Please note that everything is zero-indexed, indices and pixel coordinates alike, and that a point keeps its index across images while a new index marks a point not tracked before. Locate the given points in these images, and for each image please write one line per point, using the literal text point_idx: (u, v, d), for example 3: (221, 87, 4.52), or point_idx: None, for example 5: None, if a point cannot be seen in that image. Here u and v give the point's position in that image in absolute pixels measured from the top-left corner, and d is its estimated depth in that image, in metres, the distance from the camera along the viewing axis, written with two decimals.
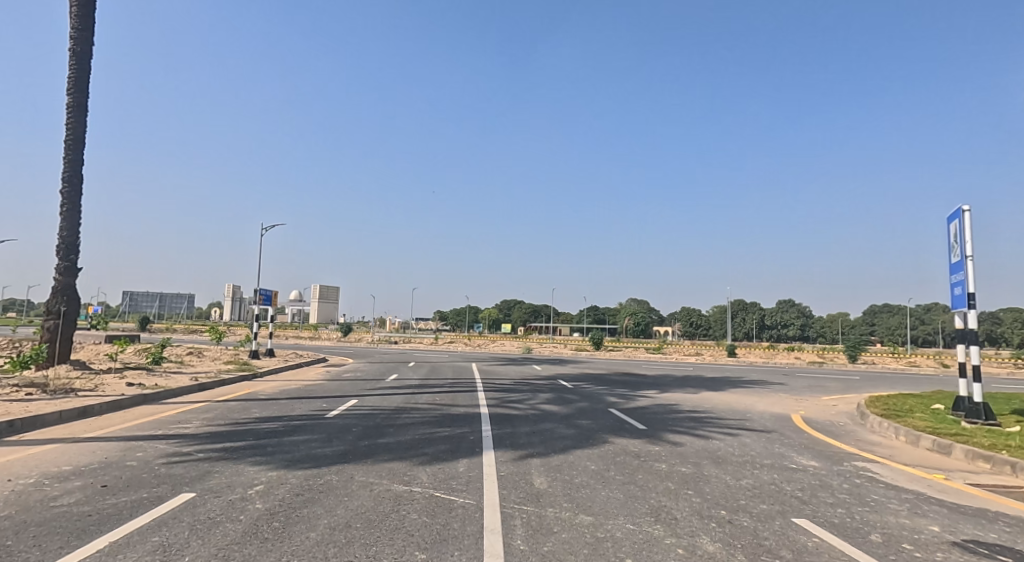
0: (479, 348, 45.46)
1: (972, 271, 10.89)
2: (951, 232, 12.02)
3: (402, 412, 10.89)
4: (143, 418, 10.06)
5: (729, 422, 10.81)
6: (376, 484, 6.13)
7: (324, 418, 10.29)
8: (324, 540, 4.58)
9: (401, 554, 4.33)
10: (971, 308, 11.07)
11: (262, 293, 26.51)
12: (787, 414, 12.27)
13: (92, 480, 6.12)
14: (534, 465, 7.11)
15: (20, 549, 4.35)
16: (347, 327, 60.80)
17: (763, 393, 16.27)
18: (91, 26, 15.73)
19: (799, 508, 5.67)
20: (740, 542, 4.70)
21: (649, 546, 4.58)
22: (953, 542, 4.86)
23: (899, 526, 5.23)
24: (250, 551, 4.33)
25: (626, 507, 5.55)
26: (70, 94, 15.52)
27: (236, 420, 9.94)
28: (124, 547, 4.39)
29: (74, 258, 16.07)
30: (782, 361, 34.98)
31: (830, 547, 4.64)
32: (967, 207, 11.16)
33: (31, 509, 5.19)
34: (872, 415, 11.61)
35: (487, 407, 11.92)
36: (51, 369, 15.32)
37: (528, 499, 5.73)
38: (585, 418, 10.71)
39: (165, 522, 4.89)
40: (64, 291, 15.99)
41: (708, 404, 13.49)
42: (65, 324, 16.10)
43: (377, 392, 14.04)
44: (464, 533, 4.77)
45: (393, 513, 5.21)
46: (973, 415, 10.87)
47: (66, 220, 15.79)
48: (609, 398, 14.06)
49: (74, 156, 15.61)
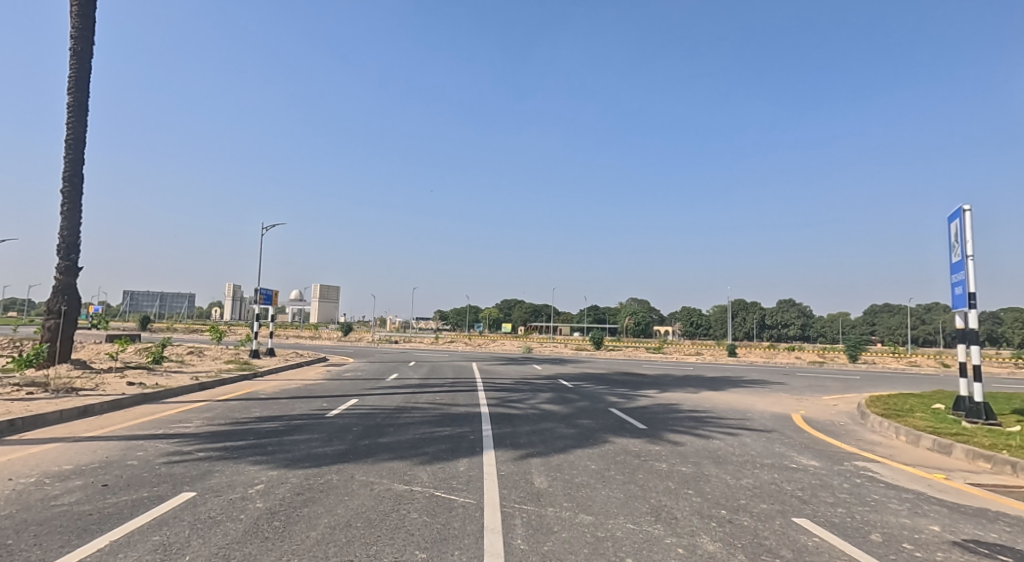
0: (479, 347, 45.43)
1: (972, 270, 10.93)
2: (951, 232, 12.03)
3: (402, 412, 10.86)
4: (144, 418, 10.00)
5: (729, 421, 10.78)
6: (377, 483, 6.13)
7: (324, 418, 10.28)
8: (324, 539, 4.58)
9: (401, 554, 4.33)
10: (971, 308, 11.08)
11: (262, 292, 26.48)
12: (787, 414, 12.24)
13: (92, 480, 6.12)
14: (535, 465, 7.10)
15: (20, 548, 4.34)
16: (347, 327, 60.72)
17: (763, 393, 16.21)
18: (90, 26, 15.72)
19: (799, 508, 5.66)
20: (740, 542, 4.69)
21: (649, 546, 4.58)
22: (954, 542, 4.85)
23: (899, 526, 5.23)
24: (250, 551, 4.33)
25: (627, 507, 5.54)
26: (71, 93, 15.52)
27: (236, 419, 9.92)
28: (124, 546, 4.39)
29: (74, 257, 16.06)
30: (782, 361, 34.94)
31: (830, 547, 4.64)
32: (967, 206, 11.16)
33: (31, 509, 5.19)
34: (872, 415, 11.59)
35: (488, 407, 11.90)
36: (52, 368, 15.32)
37: (529, 499, 5.72)
38: (585, 418, 10.68)
39: (165, 522, 4.88)
40: (64, 290, 15.99)
41: (708, 404, 13.45)
42: (65, 324, 16.10)
43: (377, 392, 14.00)
44: (464, 533, 4.77)
45: (393, 512, 5.21)
46: (973, 414, 10.86)
47: (66, 220, 15.79)
48: (609, 398, 14.04)
49: (74, 155, 15.61)
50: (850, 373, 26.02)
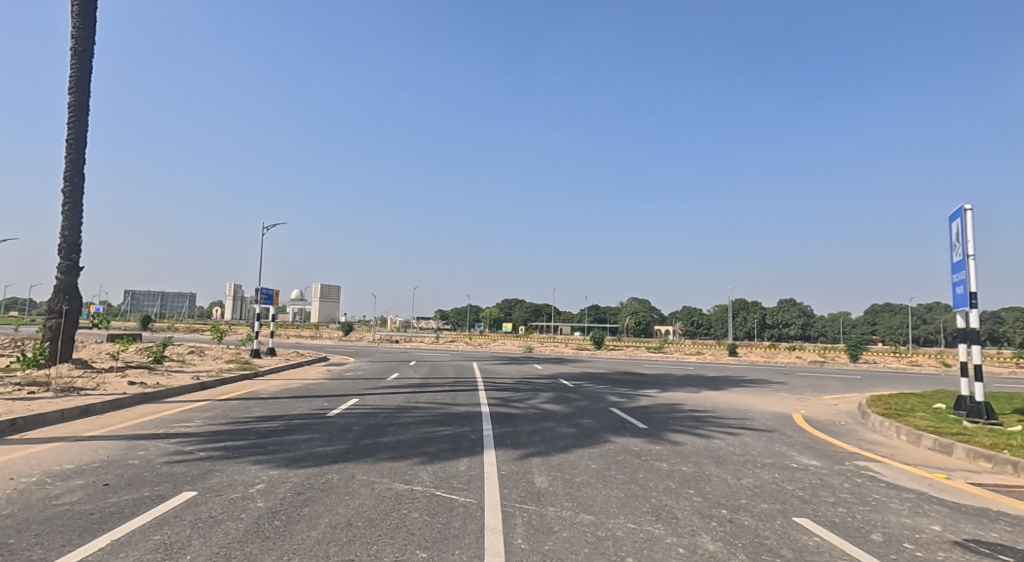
0: (479, 347, 45.21)
1: (973, 270, 10.95)
2: (952, 231, 12.02)
3: (402, 411, 10.84)
4: (144, 418, 9.99)
5: (730, 421, 10.75)
6: (377, 483, 6.12)
7: (324, 417, 10.26)
8: (325, 538, 4.59)
9: (402, 554, 4.32)
10: (972, 309, 11.09)
11: (262, 292, 26.41)
12: (788, 414, 12.20)
13: (92, 479, 6.11)
14: (535, 465, 7.09)
15: (21, 548, 4.33)
16: (347, 327, 60.53)
17: (764, 393, 16.15)
18: (91, 26, 15.73)
19: (800, 507, 5.65)
20: (740, 542, 4.69)
21: (649, 545, 4.58)
22: (954, 542, 4.84)
23: (899, 526, 5.22)
24: (250, 551, 4.32)
25: (627, 507, 5.53)
26: (71, 93, 15.53)
27: (236, 419, 9.90)
28: (125, 545, 4.39)
29: (75, 257, 16.07)
30: (782, 361, 34.76)
31: (830, 547, 4.63)
32: (968, 206, 11.15)
33: (32, 508, 5.19)
34: (872, 414, 11.59)
35: (488, 407, 11.87)
36: (53, 368, 15.30)
37: (529, 499, 5.71)
38: (586, 418, 10.65)
39: (166, 522, 4.88)
40: (65, 290, 16.00)
41: (709, 404, 13.40)
42: (66, 324, 16.11)
43: (378, 392, 13.95)
44: (465, 532, 4.77)
45: (393, 512, 5.20)
46: (975, 414, 10.85)
47: (66, 219, 15.79)
48: (610, 398, 13.98)
49: (75, 155, 15.63)
50: (851, 373, 25.90)
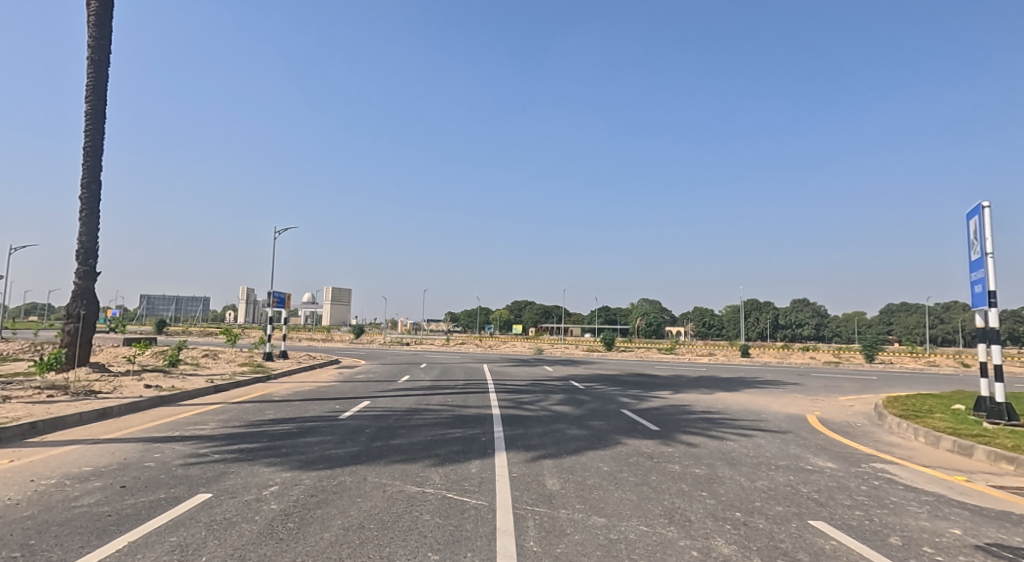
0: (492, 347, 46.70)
1: (992, 267, 10.74)
2: (971, 228, 11.72)
3: (414, 413, 10.95)
4: (163, 418, 10.32)
5: (742, 422, 10.71)
6: (390, 485, 6.14)
7: (336, 419, 10.41)
8: (338, 540, 4.60)
9: (414, 555, 4.34)
10: (992, 307, 10.88)
11: (273, 295, 26.31)
12: (803, 414, 12.12)
13: (110, 481, 6.21)
14: (547, 466, 7.08)
15: (42, 548, 4.41)
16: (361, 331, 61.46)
17: (777, 393, 16.11)
18: (108, 34, 15.97)
19: (815, 510, 5.58)
20: (755, 545, 4.64)
21: (662, 548, 4.54)
22: (976, 546, 4.75)
23: (918, 529, 5.14)
24: (264, 552, 4.36)
25: (639, 508, 5.51)
26: (88, 102, 15.78)
27: (251, 421, 10.08)
28: (143, 547, 4.43)
29: (93, 262, 16.32)
30: (796, 361, 34.81)
31: (847, 550, 4.56)
32: (987, 202, 10.93)
33: (52, 509, 5.27)
34: (890, 415, 11.42)
35: (499, 407, 11.99)
36: (69, 372, 15.63)
37: (541, 501, 5.71)
38: (597, 419, 10.68)
39: (182, 522, 4.94)
40: (83, 295, 16.25)
41: (721, 404, 13.38)
42: (84, 328, 16.33)
43: (389, 393, 14.17)
44: (477, 534, 4.76)
45: (406, 514, 5.22)
46: (995, 415, 10.67)
47: (85, 225, 16.05)
48: (621, 398, 14.06)
49: (93, 162, 15.91)
50: (866, 373, 25.73)
